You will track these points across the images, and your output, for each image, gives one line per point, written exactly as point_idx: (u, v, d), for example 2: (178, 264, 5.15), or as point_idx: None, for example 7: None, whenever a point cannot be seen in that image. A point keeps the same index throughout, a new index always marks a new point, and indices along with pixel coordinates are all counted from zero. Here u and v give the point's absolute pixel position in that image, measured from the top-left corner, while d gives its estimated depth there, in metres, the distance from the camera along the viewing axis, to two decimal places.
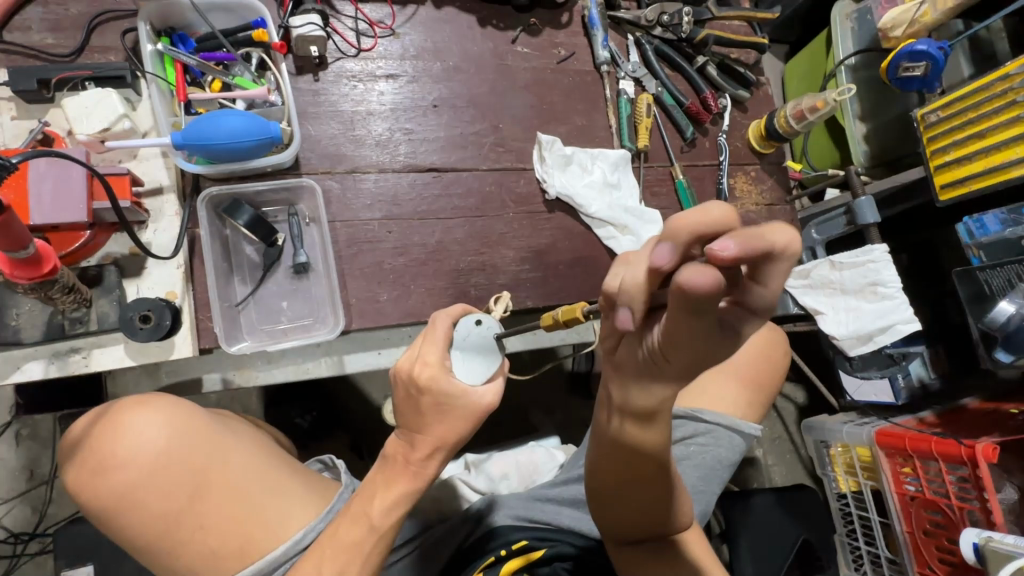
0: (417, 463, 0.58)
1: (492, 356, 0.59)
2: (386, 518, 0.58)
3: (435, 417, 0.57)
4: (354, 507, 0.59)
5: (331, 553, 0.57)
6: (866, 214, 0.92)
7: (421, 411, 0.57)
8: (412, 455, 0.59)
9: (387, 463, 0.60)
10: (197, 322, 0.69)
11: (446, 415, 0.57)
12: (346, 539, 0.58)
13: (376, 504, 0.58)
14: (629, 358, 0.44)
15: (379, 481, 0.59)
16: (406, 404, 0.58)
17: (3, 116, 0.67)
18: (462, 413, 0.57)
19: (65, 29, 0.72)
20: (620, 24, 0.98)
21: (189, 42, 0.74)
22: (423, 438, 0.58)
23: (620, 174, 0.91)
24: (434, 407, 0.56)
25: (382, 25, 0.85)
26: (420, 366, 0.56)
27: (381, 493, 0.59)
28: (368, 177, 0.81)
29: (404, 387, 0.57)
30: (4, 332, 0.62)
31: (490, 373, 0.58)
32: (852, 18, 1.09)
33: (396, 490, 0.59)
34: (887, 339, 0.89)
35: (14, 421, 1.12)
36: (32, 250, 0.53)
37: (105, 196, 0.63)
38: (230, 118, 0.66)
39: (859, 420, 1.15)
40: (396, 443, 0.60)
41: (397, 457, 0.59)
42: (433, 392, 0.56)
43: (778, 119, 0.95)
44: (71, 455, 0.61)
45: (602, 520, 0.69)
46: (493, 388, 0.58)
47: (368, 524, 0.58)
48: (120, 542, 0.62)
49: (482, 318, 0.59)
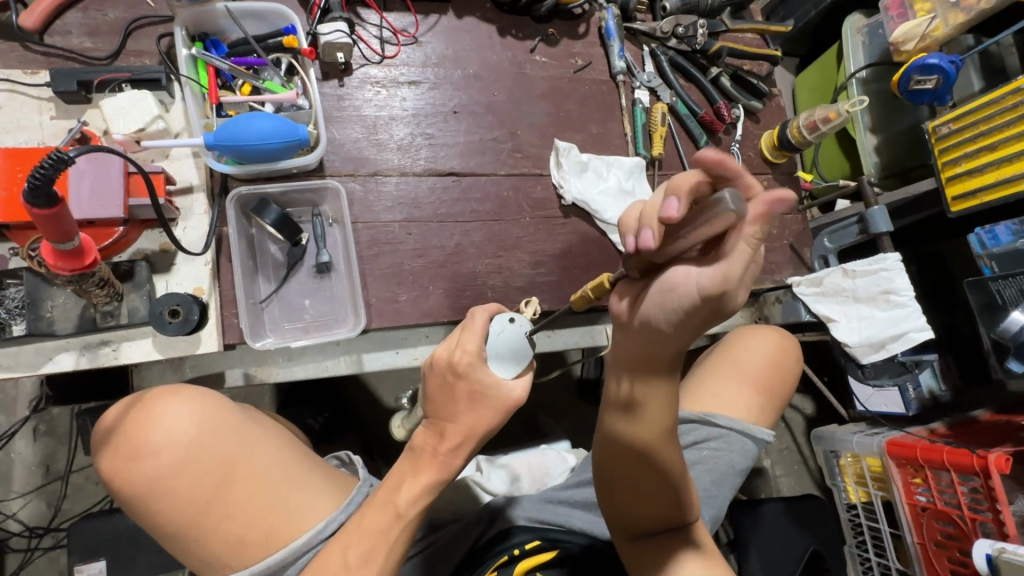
0: (444, 455, 0.61)
1: (523, 353, 0.60)
2: (412, 505, 0.60)
3: (467, 405, 0.59)
4: (381, 494, 0.61)
5: (358, 539, 0.60)
6: (879, 223, 0.93)
7: (455, 397, 0.59)
8: (440, 446, 0.61)
9: (414, 454, 0.62)
10: (222, 318, 0.71)
11: (478, 405, 0.59)
12: (370, 526, 0.60)
13: (404, 493, 0.61)
14: (646, 321, 0.47)
15: (407, 469, 0.62)
16: (441, 392, 0.60)
17: (43, 115, 0.69)
18: (493, 405, 0.60)
19: (102, 34, 0.74)
20: (635, 36, 1.01)
21: (221, 47, 0.76)
22: (454, 426, 0.60)
23: (635, 181, 0.93)
24: (467, 394, 0.59)
25: (405, 34, 0.88)
26: (460, 352, 0.58)
27: (410, 480, 0.61)
28: (390, 180, 0.83)
29: (440, 374, 0.59)
30: (37, 324, 0.63)
31: (522, 369, 0.60)
32: (863, 32, 1.12)
33: (422, 480, 0.61)
34: (900, 347, 0.89)
35: (32, 417, 1.14)
36: (78, 242, 0.54)
37: (143, 193, 0.65)
38: (259, 120, 0.68)
39: (870, 430, 1.16)
40: (424, 434, 0.62)
41: (425, 448, 0.62)
42: (470, 379, 0.58)
43: (790, 130, 0.96)
44: (102, 443, 0.63)
45: (616, 508, 0.67)
46: (522, 383, 0.61)
47: (395, 513, 0.60)
48: (149, 531, 0.64)
49: (516, 317, 0.60)
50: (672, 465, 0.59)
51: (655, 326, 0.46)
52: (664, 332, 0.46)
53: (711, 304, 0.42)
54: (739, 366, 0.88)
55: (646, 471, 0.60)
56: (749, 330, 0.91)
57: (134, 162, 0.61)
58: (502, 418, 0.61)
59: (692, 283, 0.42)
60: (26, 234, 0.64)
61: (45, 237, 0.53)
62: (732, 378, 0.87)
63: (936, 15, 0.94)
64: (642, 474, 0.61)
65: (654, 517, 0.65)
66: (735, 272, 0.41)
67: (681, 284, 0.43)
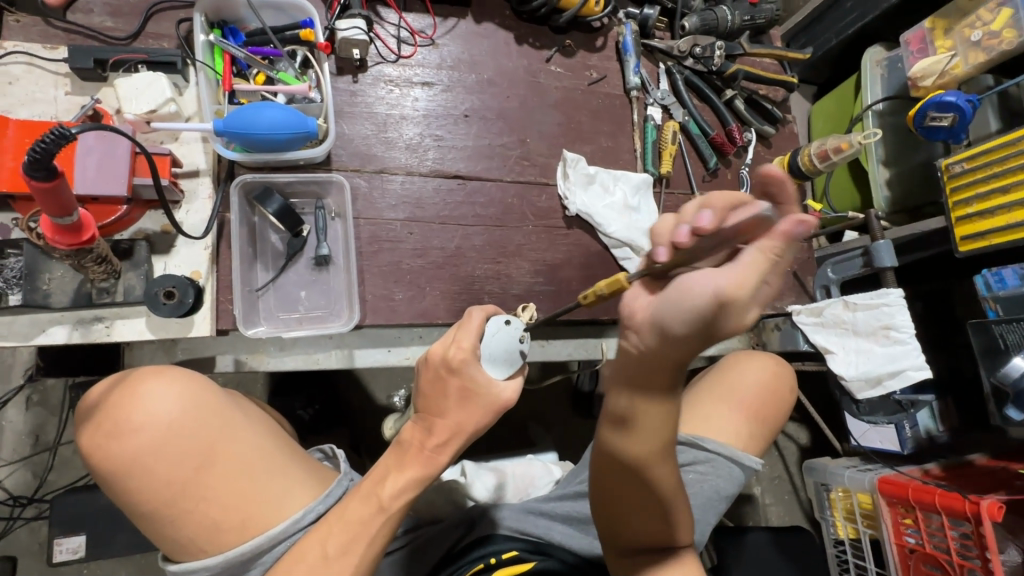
0: (431, 449, 0.62)
1: (516, 356, 0.63)
2: (395, 501, 0.61)
3: (457, 401, 0.62)
4: (366, 485, 0.62)
5: (338, 530, 0.60)
6: (884, 258, 0.91)
7: (446, 392, 0.61)
8: (428, 441, 0.62)
9: (401, 448, 0.63)
10: (217, 303, 0.71)
11: (468, 403, 0.62)
12: (352, 517, 0.61)
13: (388, 487, 0.62)
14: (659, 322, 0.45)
15: (392, 463, 0.63)
16: (433, 385, 0.62)
17: (58, 90, 0.69)
18: (483, 403, 0.62)
19: (124, 14, 0.75)
20: (652, 53, 1.02)
21: (239, 35, 0.76)
22: (442, 422, 0.62)
23: (641, 198, 0.93)
24: (458, 390, 0.61)
25: (423, 35, 0.89)
26: (455, 348, 0.60)
27: (395, 475, 0.62)
28: (396, 178, 0.83)
29: (434, 369, 0.61)
30: (32, 295, 0.62)
31: (512, 369, 0.63)
32: (882, 65, 1.12)
33: (407, 474, 0.62)
34: (897, 384, 0.88)
35: (27, 386, 1.15)
36: (77, 217, 0.55)
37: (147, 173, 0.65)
38: (270, 109, 0.69)
39: (862, 466, 1.15)
40: (412, 428, 0.64)
41: (413, 442, 0.63)
42: (463, 375, 0.61)
43: (802, 157, 0.97)
44: (85, 418, 0.64)
45: (609, 520, 0.65)
46: (512, 385, 0.64)
47: (378, 505, 0.61)
48: (122, 509, 0.64)
49: (511, 319, 0.63)
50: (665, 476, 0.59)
51: (668, 333, 0.45)
52: (673, 339, 0.45)
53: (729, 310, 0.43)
54: (732, 390, 0.86)
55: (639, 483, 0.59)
56: (743, 355, 0.90)
57: (140, 144, 0.61)
58: (492, 418, 0.63)
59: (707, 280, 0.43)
60: (29, 206, 0.63)
61: (44, 210, 0.54)
62: (723, 402, 0.86)
63: (957, 53, 0.94)
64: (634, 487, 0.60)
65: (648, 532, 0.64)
66: (750, 279, 0.42)
67: (697, 287, 0.43)
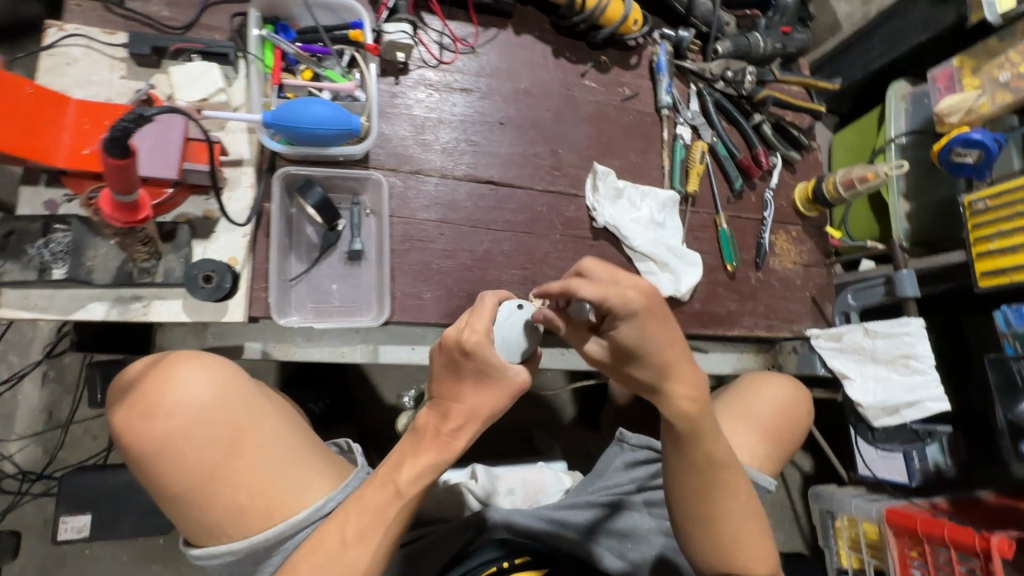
0: (446, 435, 0.62)
1: (528, 341, 0.67)
2: (412, 486, 0.62)
3: (473, 385, 0.62)
4: (381, 473, 0.63)
5: (355, 517, 0.62)
6: (906, 287, 0.92)
7: (462, 376, 0.61)
8: (444, 426, 0.62)
9: (417, 435, 0.64)
10: (251, 290, 0.72)
11: (483, 386, 0.62)
12: (369, 503, 0.62)
13: (404, 473, 0.62)
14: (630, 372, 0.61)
15: (409, 448, 0.64)
16: (447, 370, 0.62)
17: (113, 74, 0.71)
18: (499, 387, 0.62)
19: (181, 5, 0.77)
20: (684, 74, 1.04)
21: (290, 32, 0.78)
22: (458, 407, 0.62)
23: (667, 214, 0.95)
24: (474, 374, 0.60)
25: (464, 43, 0.91)
26: (469, 331, 0.59)
27: (411, 460, 0.63)
28: (430, 180, 0.85)
29: (449, 353, 0.61)
30: (77, 271, 0.63)
31: (524, 355, 0.67)
32: (907, 99, 1.14)
33: (424, 460, 0.63)
34: (914, 414, 0.88)
35: (44, 362, 1.15)
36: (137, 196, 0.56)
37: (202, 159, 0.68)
38: (317, 105, 0.71)
39: (869, 496, 1.16)
40: (427, 415, 0.64)
41: (428, 428, 0.63)
42: (478, 359, 0.59)
43: (827, 184, 0.99)
44: (119, 399, 0.66)
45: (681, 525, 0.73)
46: (527, 369, 0.63)
47: (394, 490, 0.62)
48: (150, 490, 0.65)
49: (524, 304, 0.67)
50: (738, 497, 0.70)
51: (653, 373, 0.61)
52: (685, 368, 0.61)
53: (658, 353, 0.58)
54: (749, 411, 0.86)
55: (710, 507, 0.69)
56: (761, 377, 0.91)
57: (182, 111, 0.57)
58: (508, 402, 0.63)
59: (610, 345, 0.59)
60: (79, 181, 0.66)
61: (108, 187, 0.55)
62: (741, 423, 0.85)
63: (985, 92, 0.96)
64: (710, 511, 0.69)
65: (724, 560, 0.71)
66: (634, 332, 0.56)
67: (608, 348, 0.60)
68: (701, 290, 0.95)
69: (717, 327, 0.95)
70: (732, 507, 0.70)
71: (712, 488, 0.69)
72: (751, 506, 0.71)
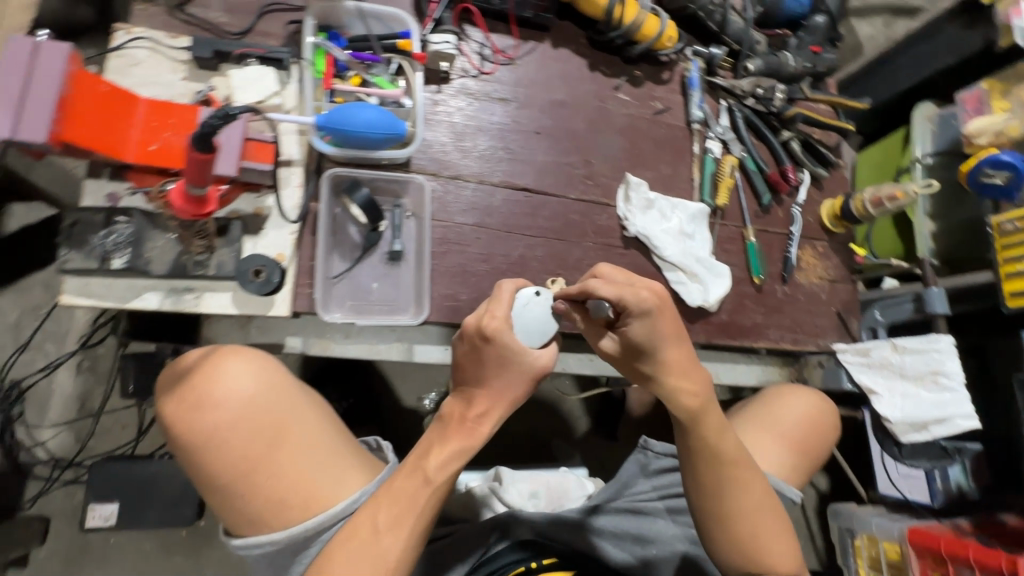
0: (472, 420, 0.65)
1: (548, 326, 0.69)
2: (440, 473, 0.64)
3: (494, 369, 0.63)
4: (410, 461, 0.65)
5: (387, 504, 0.63)
6: (936, 304, 0.94)
7: (483, 361, 0.63)
8: (468, 413, 0.65)
9: (442, 423, 0.66)
10: (296, 286, 0.74)
11: (505, 369, 0.63)
12: (400, 490, 0.64)
13: (433, 460, 0.64)
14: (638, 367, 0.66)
15: (435, 437, 0.66)
16: (469, 355, 0.64)
17: (175, 75, 0.75)
18: (521, 370, 0.64)
19: (238, 11, 0.81)
20: (715, 90, 1.06)
21: (340, 40, 0.81)
22: (482, 393, 0.64)
23: (696, 226, 0.96)
24: (496, 358, 0.63)
25: (504, 54, 0.94)
26: (489, 317, 0.62)
27: (438, 447, 0.65)
28: (468, 186, 0.87)
29: (470, 340, 0.64)
30: (137, 261, 0.66)
31: (545, 340, 0.68)
32: (933, 120, 1.15)
33: (451, 446, 0.65)
34: (943, 430, 0.89)
35: (79, 352, 1.18)
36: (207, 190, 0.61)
37: (270, 159, 0.72)
38: (367, 110, 0.74)
39: (890, 515, 1.15)
40: (452, 404, 0.66)
41: (453, 416, 0.66)
42: (498, 343, 0.62)
43: (855, 202, 1.00)
44: (167, 392, 0.68)
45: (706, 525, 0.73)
46: (546, 353, 0.65)
47: (423, 477, 0.64)
48: (195, 480, 0.67)
49: (541, 292, 0.69)
50: (751, 492, 0.71)
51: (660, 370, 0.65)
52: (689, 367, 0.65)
53: (665, 350, 0.63)
54: (775, 422, 0.87)
55: (724, 503, 0.71)
56: (787, 388, 0.91)
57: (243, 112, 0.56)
58: (528, 387, 0.65)
59: (620, 341, 0.65)
60: (143, 176, 0.68)
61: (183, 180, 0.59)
62: (765, 433, 0.85)
63: (1014, 116, 0.97)
64: (725, 507, 0.71)
65: (746, 557, 0.72)
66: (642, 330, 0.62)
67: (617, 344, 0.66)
68: (728, 302, 0.96)
69: (743, 339, 0.96)
70: (746, 503, 0.71)
71: (723, 484, 0.70)
72: (766, 501, 0.72)
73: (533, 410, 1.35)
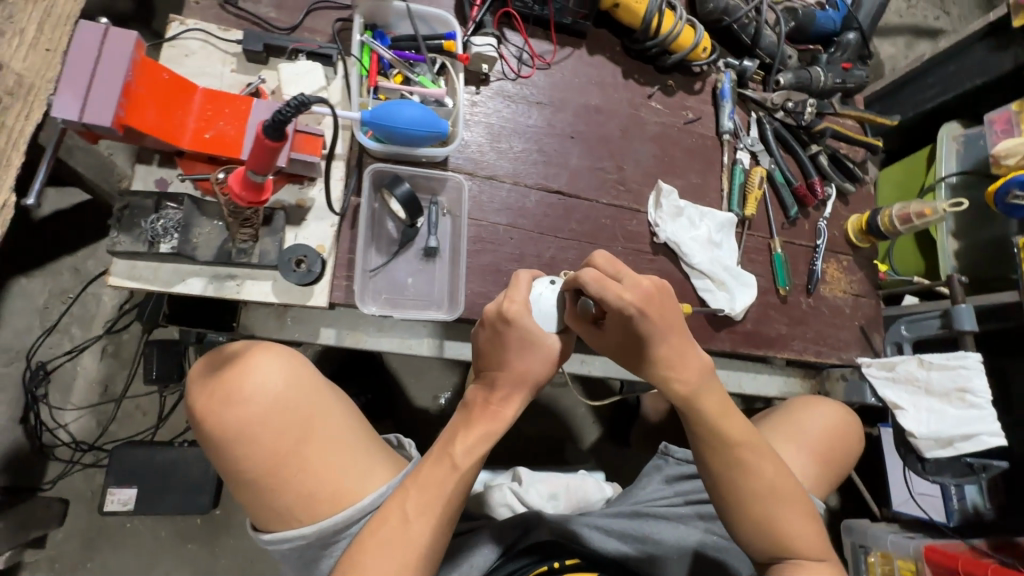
0: (496, 403, 0.67)
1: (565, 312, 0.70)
2: (467, 458, 0.65)
3: (518, 351, 0.67)
4: (436, 450, 0.67)
5: (415, 493, 0.64)
6: (964, 321, 0.94)
7: (506, 344, 0.67)
8: (492, 396, 0.67)
9: (467, 410, 0.69)
10: (334, 278, 0.75)
11: (527, 351, 0.67)
12: (427, 478, 0.64)
13: (458, 446, 0.66)
14: (632, 356, 0.69)
15: (460, 425, 0.68)
16: (493, 339, 0.68)
17: (225, 67, 0.76)
18: (542, 352, 0.68)
19: (287, 8, 0.83)
20: (746, 102, 1.07)
21: (386, 39, 0.83)
22: (504, 375, 0.67)
23: (724, 235, 0.97)
24: (519, 340, 0.66)
25: (542, 59, 0.95)
26: (509, 301, 0.66)
27: (464, 433, 0.67)
28: (504, 186, 0.88)
29: (492, 325, 0.68)
30: (184, 246, 0.67)
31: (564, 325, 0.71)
32: (958, 140, 1.17)
33: (476, 431, 0.66)
34: (970, 447, 0.88)
35: (104, 337, 1.20)
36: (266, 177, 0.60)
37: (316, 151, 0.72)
38: (410, 108, 0.75)
39: (906, 533, 1.15)
40: (476, 390, 0.69)
41: (477, 402, 0.68)
42: (519, 326, 0.66)
43: (882, 217, 1.00)
44: (198, 388, 0.68)
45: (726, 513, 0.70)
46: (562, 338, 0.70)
47: (451, 464, 0.65)
48: (224, 477, 0.68)
49: (556, 281, 0.72)
50: (763, 474, 0.68)
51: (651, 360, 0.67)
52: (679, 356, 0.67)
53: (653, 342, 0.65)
54: (801, 432, 0.87)
55: (739, 489, 0.68)
56: (810, 401, 0.92)
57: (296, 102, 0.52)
58: (551, 370, 0.69)
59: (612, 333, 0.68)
60: (192, 164, 0.70)
61: (244, 166, 0.59)
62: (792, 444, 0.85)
63: None
64: (739, 494, 0.68)
65: (772, 542, 0.68)
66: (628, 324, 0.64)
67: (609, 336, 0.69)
68: (753, 311, 0.97)
69: (767, 349, 0.96)
70: (759, 485, 0.68)
71: (731, 467, 0.68)
72: (782, 481, 0.69)
73: (548, 414, 1.36)
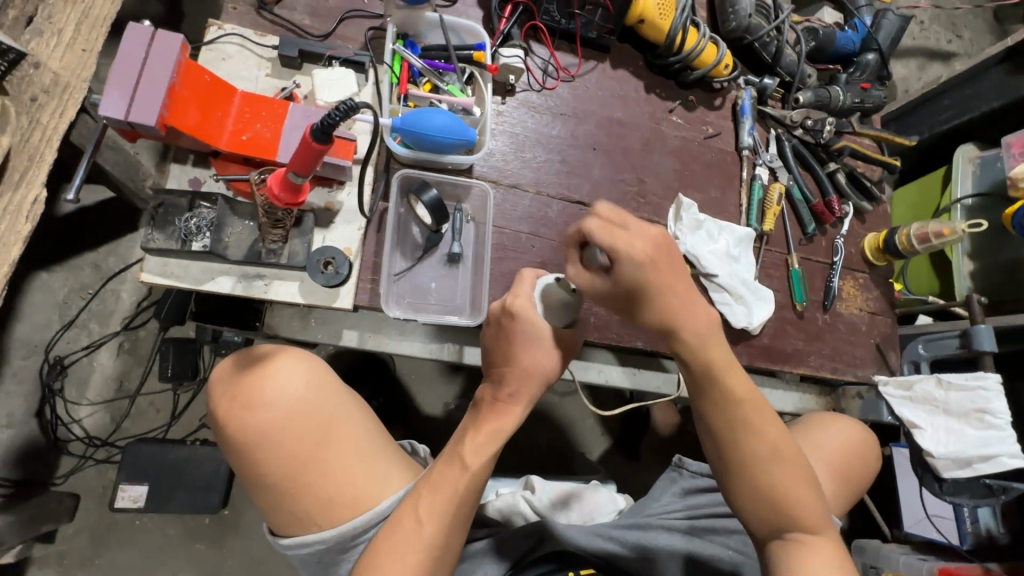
0: (503, 399, 0.68)
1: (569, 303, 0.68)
2: (476, 458, 0.65)
3: (522, 343, 0.67)
4: (447, 451, 0.67)
5: (428, 494, 0.64)
6: (983, 341, 0.94)
7: (513, 337, 0.67)
8: (499, 392, 0.68)
9: (478, 409, 0.69)
10: (359, 280, 0.76)
11: (531, 342, 0.67)
12: (439, 481, 0.65)
13: (468, 446, 0.66)
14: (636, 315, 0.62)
15: (470, 425, 0.68)
16: (499, 333, 0.69)
17: (260, 71, 0.78)
18: (546, 343, 0.68)
19: (321, 15, 0.84)
20: (765, 118, 1.08)
21: (416, 48, 0.85)
22: (511, 370, 0.67)
23: (742, 249, 0.98)
24: (523, 333, 0.67)
25: (566, 71, 0.97)
26: (514, 296, 0.68)
27: (473, 434, 0.67)
28: (527, 195, 0.89)
29: (496, 320, 0.69)
30: (216, 244, 0.68)
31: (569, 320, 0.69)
32: (974, 162, 1.17)
33: (486, 429, 0.67)
34: (989, 468, 0.89)
35: (122, 333, 1.21)
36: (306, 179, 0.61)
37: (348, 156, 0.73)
38: (439, 115, 0.76)
39: (919, 555, 1.13)
40: (485, 388, 0.70)
41: (487, 400, 0.69)
42: (522, 319, 0.67)
43: (900, 236, 1.01)
44: (219, 391, 0.69)
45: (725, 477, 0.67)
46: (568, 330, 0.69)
47: (462, 465, 0.65)
48: (245, 481, 0.68)
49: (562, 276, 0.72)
50: (765, 436, 0.65)
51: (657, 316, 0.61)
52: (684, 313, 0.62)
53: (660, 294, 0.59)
54: (817, 448, 0.86)
55: (739, 451, 0.65)
56: (826, 419, 0.91)
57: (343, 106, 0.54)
58: (558, 363, 0.69)
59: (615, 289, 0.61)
60: (226, 165, 0.71)
61: (286, 168, 0.60)
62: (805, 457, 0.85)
63: None
64: (737, 455, 0.65)
65: (775, 509, 0.64)
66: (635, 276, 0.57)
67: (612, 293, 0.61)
68: (770, 326, 0.97)
69: (783, 364, 0.96)
70: (759, 446, 0.65)
71: (732, 425, 0.66)
72: (784, 443, 0.66)
73: (558, 424, 1.35)
